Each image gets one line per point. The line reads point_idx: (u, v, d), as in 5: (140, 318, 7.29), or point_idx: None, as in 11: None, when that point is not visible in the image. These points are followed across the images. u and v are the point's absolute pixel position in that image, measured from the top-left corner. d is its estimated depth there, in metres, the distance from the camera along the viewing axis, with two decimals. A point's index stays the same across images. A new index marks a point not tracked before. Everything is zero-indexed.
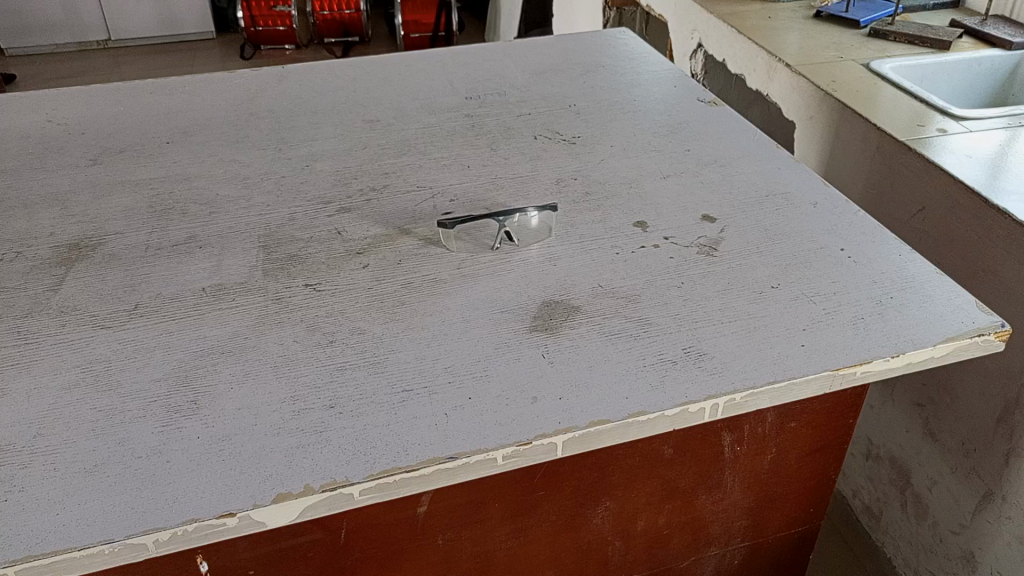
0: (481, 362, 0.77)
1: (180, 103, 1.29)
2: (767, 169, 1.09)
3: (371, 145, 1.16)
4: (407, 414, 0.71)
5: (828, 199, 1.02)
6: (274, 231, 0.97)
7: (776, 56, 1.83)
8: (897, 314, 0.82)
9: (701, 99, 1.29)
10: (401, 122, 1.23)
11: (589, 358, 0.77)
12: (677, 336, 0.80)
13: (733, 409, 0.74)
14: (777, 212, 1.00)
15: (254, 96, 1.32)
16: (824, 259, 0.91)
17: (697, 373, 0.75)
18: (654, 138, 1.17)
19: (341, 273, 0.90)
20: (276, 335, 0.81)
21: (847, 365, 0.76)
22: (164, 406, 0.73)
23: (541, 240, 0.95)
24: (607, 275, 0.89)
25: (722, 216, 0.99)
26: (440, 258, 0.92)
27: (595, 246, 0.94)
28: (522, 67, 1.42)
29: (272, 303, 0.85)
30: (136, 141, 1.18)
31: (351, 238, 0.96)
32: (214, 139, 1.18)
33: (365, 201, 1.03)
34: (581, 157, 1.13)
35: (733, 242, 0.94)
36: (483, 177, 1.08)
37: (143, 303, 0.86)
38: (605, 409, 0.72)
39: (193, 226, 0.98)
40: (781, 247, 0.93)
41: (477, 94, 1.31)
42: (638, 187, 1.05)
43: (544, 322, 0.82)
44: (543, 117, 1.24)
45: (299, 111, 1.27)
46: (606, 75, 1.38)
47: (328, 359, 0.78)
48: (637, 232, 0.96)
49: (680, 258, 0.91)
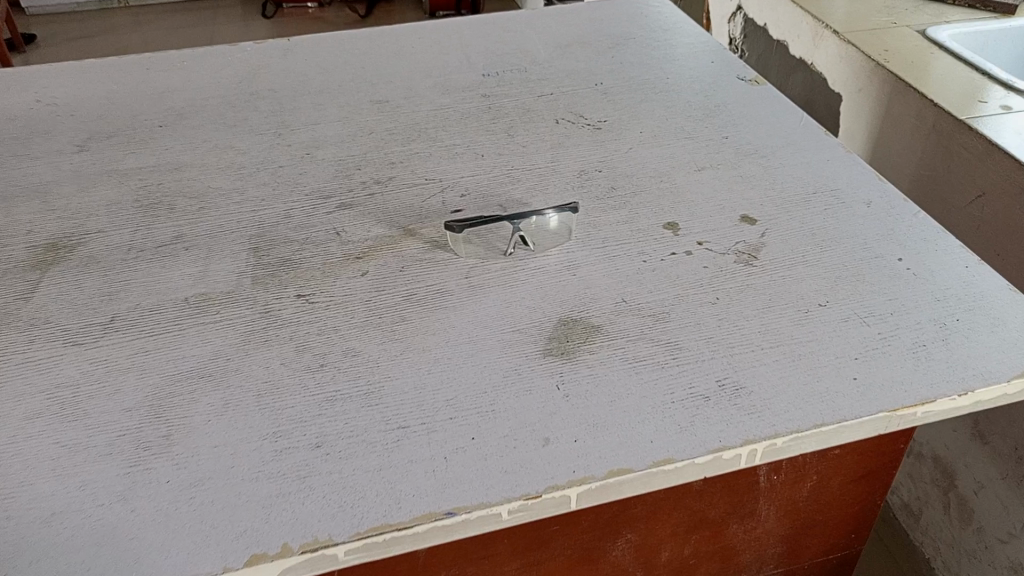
0: (487, 394, 0.68)
1: (176, 80, 1.21)
2: (815, 159, 0.98)
3: (378, 130, 1.06)
4: (402, 457, 0.63)
5: (884, 197, 0.91)
6: (267, 231, 0.89)
7: (823, 22, 1.72)
8: (965, 341, 0.72)
9: (741, 76, 1.17)
10: (412, 102, 1.13)
11: (610, 391, 0.68)
12: (711, 366, 0.71)
13: (773, 454, 0.65)
14: (825, 212, 0.89)
15: (255, 71, 1.23)
16: (880, 270, 0.80)
17: (732, 413, 0.66)
18: (689, 123, 1.06)
19: (337, 282, 0.81)
20: (262, 357, 0.73)
21: (907, 404, 0.67)
22: (134, 442, 0.65)
23: (558, 244, 0.85)
24: (632, 288, 0.79)
25: (763, 218, 0.88)
26: (446, 266, 0.83)
27: (619, 252, 0.84)
28: (546, 39, 1.31)
29: (260, 317, 0.77)
30: (127, 123, 1.10)
31: (350, 240, 0.87)
32: (210, 122, 1.09)
33: (368, 196, 0.94)
34: (607, 144, 1.02)
35: (776, 249, 0.84)
36: (498, 168, 0.98)
37: (120, 315, 0.78)
38: (627, 455, 0.63)
39: (181, 224, 0.90)
40: (830, 255, 0.83)
41: (495, 70, 1.20)
42: (669, 181, 0.95)
43: (560, 345, 0.73)
44: (565, 97, 1.13)
45: (303, 89, 1.17)
46: (636, 48, 1.27)
47: (318, 387, 0.69)
48: (667, 236, 0.86)
49: (714, 268, 0.82)
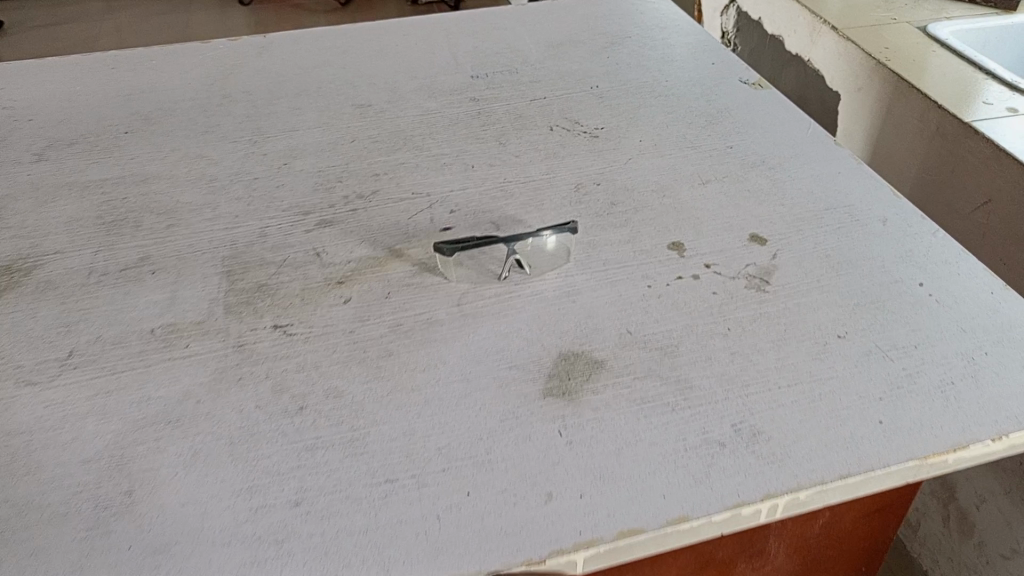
0: (483, 441, 0.63)
1: (144, 81, 1.13)
2: (826, 171, 0.92)
3: (360, 137, 1.00)
4: (390, 517, 0.57)
5: (899, 214, 0.86)
6: (241, 252, 0.82)
7: (820, 17, 1.67)
8: (994, 378, 0.67)
9: (743, 79, 1.11)
10: (396, 107, 1.06)
11: (616, 437, 0.63)
12: (724, 407, 0.65)
13: (794, 507, 0.60)
14: (839, 231, 0.83)
15: (228, 72, 1.15)
16: (900, 297, 0.75)
17: (750, 462, 0.61)
18: (691, 131, 1.00)
19: (318, 311, 0.75)
20: (235, 398, 0.67)
21: (938, 451, 0.62)
22: (92, 500, 0.59)
23: (556, 267, 0.79)
24: (637, 317, 0.74)
25: (774, 237, 0.83)
26: (435, 292, 0.77)
27: (622, 276, 0.78)
28: (537, 37, 1.24)
29: (234, 351, 0.71)
30: (90, 129, 1.02)
31: (331, 262, 0.81)
32: (180, 128, 1.02)
33: (351, 212, 0.87)
34: (604, 154, 0.96)
35: (789, 273, 0.78)
36: (489, 181, 0.92)
37: (79, 350, 0.71)
38: (638, 513, 0.57)
39: (148, 244, 0.83)
40: (846, 280, 0.77)
41: (485, 72, 1.14)
42: (673, 195, 0.89)
43: (561, 384, 0.68)
44: (559, 102, 1.07)
45: (279, 92, 1.10)
46: (632, 47, 1.20)
47: (297, 435, 0.63)
48: (672, 258, 0.80)
49: (724, 294, 0.76)
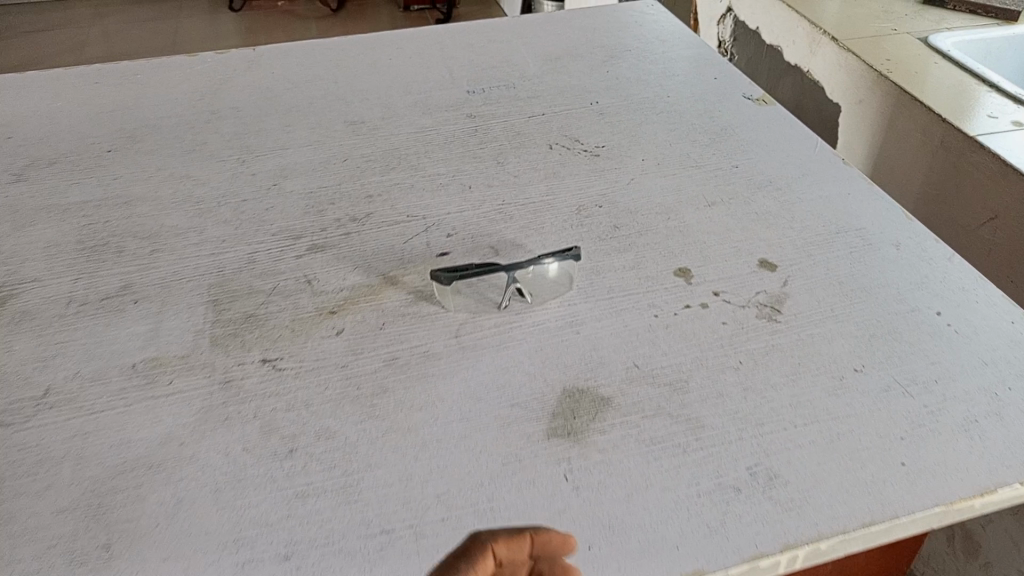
0: (484, 488, 0.59)
1: (128, 96, 1.09)
2: (835, 192, 0.89)
3: (353, 156, 0.96)
4: (387, 572, 0.54)
5: (912, 237, 0.83)
6: (228, 280, 0.78)
7: (820, 28, 1.64)
8: (1019, 415, 0.64)
9: (746, 95, 1.08)
10: (389, 124, 1.03)
11: (625, 482, 0.59)
12: (738, 448, 0.62)
13: (814, 557, 0.57)
14: (851, 256, 0.80)
15: (216, 86, 1.12)
16: (917, 327, 0.72)
17: (767, 509, 0.58)
18: (695, 149, 0.97)
19: (309, 344, 0.71)
20: (221, 440, 0.63)
21: (964, 496, 0.58)
22: (67, 554, 0.55)
23: (558, 295, 0.76)
24: (644, 349, 0.70)
25: (784, 263, 0.80)
26: (432, 322, 0.73)
27: (627, 305, 0.75)
28: (534, 50, 1.21)
29: (220, 388, 0.67)
30: (71, 148, 0.98)
31: (323, 291, 0.77)
32: (166, 146, 0.98)
33: (343, 237, 0.84)
34: (606, 174, 0.93)
35: (801, 302, 0.75)
36: (487, 203, 0.89)
37: (55, 387, 0.67)
38: (650, 566, 0.54)
39: (130, 271, 0.79)
40: (860, 309, 0.74)
41: (481, 87, 1.11)
42: (678, 218, 0.86)
43: (566, 423, 0.64)
44: (558, 119, 1.03)
45: (269, 108, 1.06)
46: (632, 61, 1.17)
47: (287, 480, 0.60)
48: (679, 286, 0.77)
49: (734, 324, 0.73)
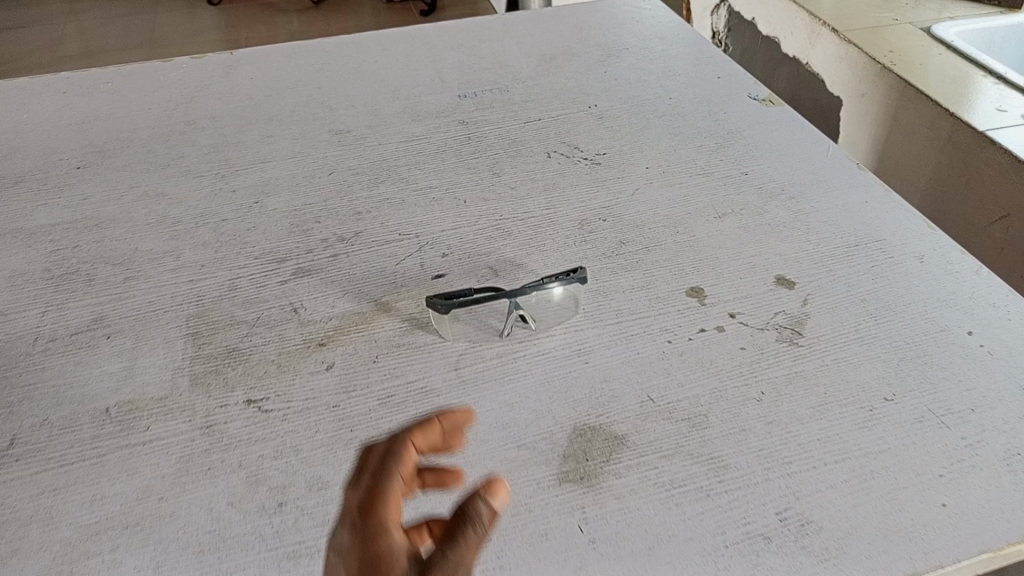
0: (493, 544, 0.54)
1: (100, 107, 1.03)
2: (852, 200, 0.85)
3: (340, 169, 0.91)
4: None
5: (935, 249, 0.78)
6: (209, 310, 0.73)
7: (818, 19, 1.59)
8: None
9: (752, 95, 1.03)
10: (378, 133, 0.97)
11: (646, 534, 0.55)
12: (766, 491, 0.57)
13: None
14: (872, 271, 0.76)
15: (193, 95, 1.06)
16: (947, 350, 0.68)
17: (801, 560, 0.53)
18: (701, 155, 0.92)
19: (297, 381, 0.66)
20: (203, 493, 0.58)
21: (1013, 541, 0.54)
22: None
23: (564, 320, 0.71)
24: (658, 380, 0.66)
25: (803, 279, 0.75)
26: (430, 353, 0.68)
27: (638, 330, 0.70)
28: (527, 50, 1.15)
29: (202, 434, 0.62)
30: (38, 165, 0.92)
31: (311, 320, 0.72)
32: (140, 161, 0.93)
33: (331, 259, 0.78)
34: (609, 184, 0.88)
35: (822, 322, 0.71)
36: (484, 218, 0.83)
37: (21, 437, 0.62)
38: None
39: (102, 302, 0.74)
40: (886, 330, 0.70)
41: (473, 91, 1.05)
42: (687, 231, 0.81)
43: (579, 465, 0.59)
44: (555, 124, 0.98)
45: (249, 117, 1.00)
46: (631, 60, 1.12)
47: (276, 540, 0.54)
48: (692, 307, 0.72)
49: (753, 350, 0.68)
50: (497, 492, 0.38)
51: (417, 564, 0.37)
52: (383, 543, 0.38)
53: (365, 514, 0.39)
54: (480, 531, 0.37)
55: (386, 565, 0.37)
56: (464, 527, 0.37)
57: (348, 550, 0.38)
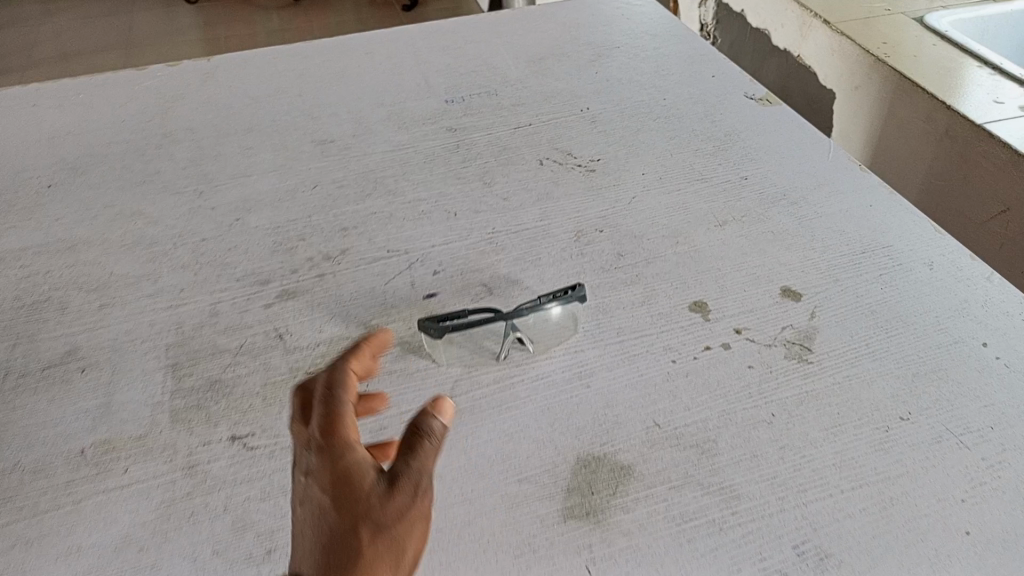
0: None
1: (71, 121, 0.99)
2: (855, 204, 0.82)
3: (324, 182, 0.87)
4: None
5: (944, 255, 0.75)
6: (190, 338, 0.69)
7: (809, 10, 1.55)
8: None
9: (748, 94, 1.00)
10: (363, 142, 0.93)
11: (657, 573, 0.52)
12: (781, 523, 0.54)
13: None
14: (881, 279, 0.73)
15: (169, 105, 1.02)
16: (963, 363, 0.65)
17: None
18: (698, 159, 0.89)
19: (284, 414, 0.63)
20: (186, 541, 0.54)
21: None
22: None
23: (562, 341, 0.68)
24: (664, 403, 0.63)
25: (809, 290, 0.72)
26: (423, 381, 0.65)
27: (640, 350, 0.67)
28: (516, 51, 1.12)
29: (184, 475, 0.58)
30: (7, 184, 0.88)
31: (297, 346, 0.68)
32: (114, 178, 0.89)
33: (317, 279, 0.75)
34: (604, 192, 0.84)
35: (832, 337, 0.68)
36: (476, 232, 0.80)
37: None
38: None
39: (76, 332, 0.70)
40: (899, 343, 0.67)
41: (460, 95, 1.02)
42: (688, 241, 0.78)
43: (583, 499, 0.56)
44: (547, 129, 0.95)
45: (228, 128, 0.97)
46: (622, 60, 1.09)
47: None
48: (696, 323, 0.69)
49: (761, 368, 0.65)
50: (443, 410, 0.45)
51: (382, 473, 0.44)
52: (350, 458, 0.43)
53: (326, 433, 0.44)
54: (436, 441, 0.44)
55: (356, 476, 0.43)
56: (420, 439, 0.44)
57: (317, 470, 0.43)
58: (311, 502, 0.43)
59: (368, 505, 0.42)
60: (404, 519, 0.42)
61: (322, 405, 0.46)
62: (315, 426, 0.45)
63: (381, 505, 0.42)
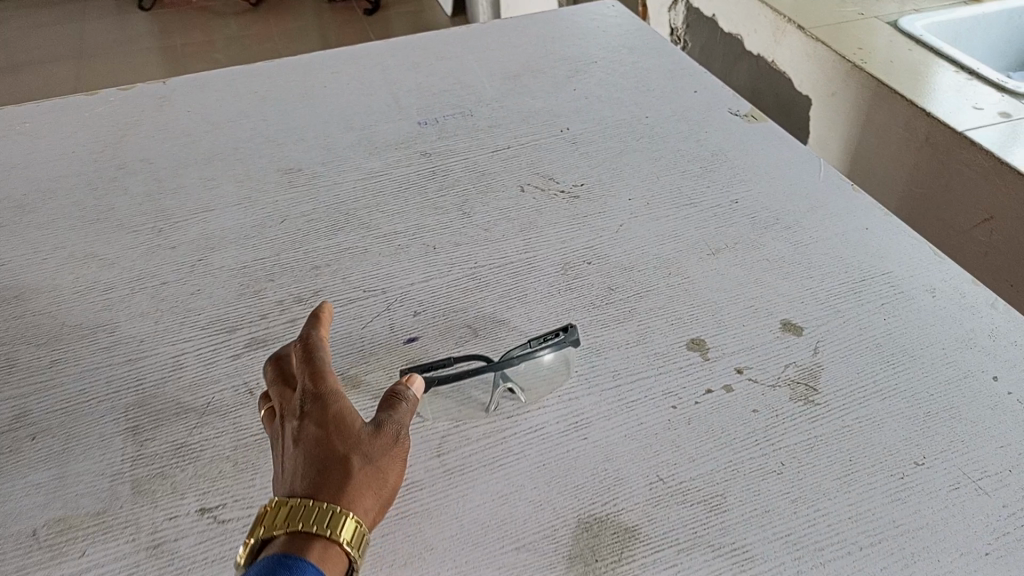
0: None
1: (16, 153, 0.92)
2: (851, 228, 0.79)
3: (292, 216, 0.82)
4: None
5: (946, 281, 0.73)
6: (152, 396, 0.64)
7: (783, 15, 1.52)
8: None
9: (732, 110, 0.97)
10: (332, 170, 0.88)
11: None
12: None
13: None
14: (884, 309, 0.70)
15: (123, 134, 0.95)
16: (975, 400, 0.62)
17: None
18: (686, 181, 0.85)
19: (257, 481, 0.58)
20: None
21: None
22: None
23: (555, 388, 0.64)
24: (667, 455, 0.59)
25: (811, 323, 0.69)
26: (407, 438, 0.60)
27: (638, 396, 0.63)
28: (490, 68, 1.07)
29: (148, 556, 0.53)
30: None
31: None
32: (64, 216, 0.82)
33: (288, 325, 0.70)
34: (590, 220, 0.80)
35: (838, 374, 0.64)
36: (456, 267, 0.75)
37: None
38: None
39: (25, 393, 0.64)
40: (907, 379, 0.64)
41: (434, 117, 0.97)
42: (680, 272, 0.74)
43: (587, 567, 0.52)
44: (527, 152, 0.90)
45: (187, 158, 0.91)
46: (600, 75, 1.05)
47: None
48: (695, 363, 0.66)
49: (767, 412, 0.61)
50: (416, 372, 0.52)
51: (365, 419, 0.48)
52: (340, 402, 0.48)
53: (317, 384, 0.49)
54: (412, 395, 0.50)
55: (347, 415, 0.47)
56: (400, 395, 0.50)
57: (311, 408, 0.47)
58: (304, 437, 0.46)
59: (359, 439, 0.46)
60: (388, 455, 0.47)
61: (309, 363, 0.50)
62: (304, 380, 0.49)
63: (369, 440, 0.46)
